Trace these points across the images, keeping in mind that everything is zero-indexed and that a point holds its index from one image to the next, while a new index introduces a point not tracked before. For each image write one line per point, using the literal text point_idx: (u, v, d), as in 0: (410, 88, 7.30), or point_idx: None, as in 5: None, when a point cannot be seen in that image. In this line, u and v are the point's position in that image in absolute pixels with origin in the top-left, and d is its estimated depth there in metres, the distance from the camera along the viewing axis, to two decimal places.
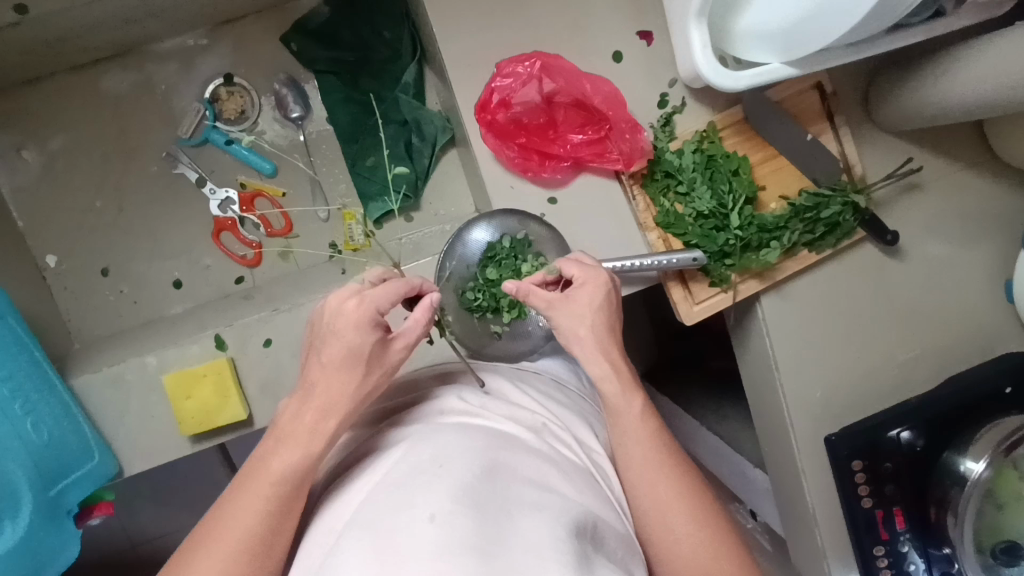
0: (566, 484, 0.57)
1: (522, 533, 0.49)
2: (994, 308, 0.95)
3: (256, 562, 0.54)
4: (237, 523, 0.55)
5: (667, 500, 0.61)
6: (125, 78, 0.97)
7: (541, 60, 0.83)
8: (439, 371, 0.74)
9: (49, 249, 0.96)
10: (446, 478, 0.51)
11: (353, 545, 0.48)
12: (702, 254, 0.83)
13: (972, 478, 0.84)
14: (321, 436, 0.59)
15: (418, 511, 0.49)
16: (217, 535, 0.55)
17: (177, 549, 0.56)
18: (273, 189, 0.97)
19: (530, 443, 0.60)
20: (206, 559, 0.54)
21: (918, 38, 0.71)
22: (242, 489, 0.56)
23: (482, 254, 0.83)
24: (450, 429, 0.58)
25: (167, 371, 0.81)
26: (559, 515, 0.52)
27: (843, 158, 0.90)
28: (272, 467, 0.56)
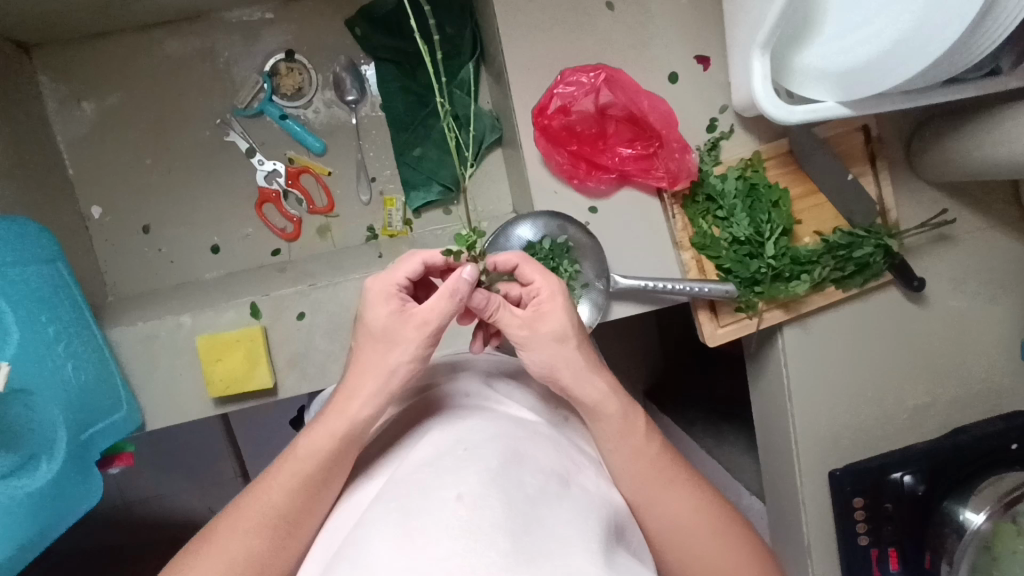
0: (587, 480, 0.59)
1: (545, 521, 0.51)
2: (1009, 365, 0.97)
3: (282, 537, 0.56)
4: (268, 496, 0.57)
5: (672, 500, 0.62)
6: (189, 42, 0.99)
7: (605, 72, 0.84)
8: (460, 355, 0.75)
9: (95, 201, 0.98)
10: (475, 463, 0.52)
11: (378, 522, 0.50)
12: (734, 287, 0.86)
13: (971, 527, 0.86)
14: (346, 419, 0.58)
15: (445, 493, 0.50)
16: (249, 502, 0.57)
17: (216, 515, 0.58)
18: (320, 167, 0.99)
19: (553, 437, 0.61)
20: (239, 528, 0.56)
21: (973, 93, 0.73)
22: (279, 468, 0.58)
23: (522, 251, 0.86)
24: (475, 416, 0.59)
25: (201, 333, 0.83)
26: (583, 510, 0.54)
27: (879, 201, 0.92)
28: (306, 452, 0.57)
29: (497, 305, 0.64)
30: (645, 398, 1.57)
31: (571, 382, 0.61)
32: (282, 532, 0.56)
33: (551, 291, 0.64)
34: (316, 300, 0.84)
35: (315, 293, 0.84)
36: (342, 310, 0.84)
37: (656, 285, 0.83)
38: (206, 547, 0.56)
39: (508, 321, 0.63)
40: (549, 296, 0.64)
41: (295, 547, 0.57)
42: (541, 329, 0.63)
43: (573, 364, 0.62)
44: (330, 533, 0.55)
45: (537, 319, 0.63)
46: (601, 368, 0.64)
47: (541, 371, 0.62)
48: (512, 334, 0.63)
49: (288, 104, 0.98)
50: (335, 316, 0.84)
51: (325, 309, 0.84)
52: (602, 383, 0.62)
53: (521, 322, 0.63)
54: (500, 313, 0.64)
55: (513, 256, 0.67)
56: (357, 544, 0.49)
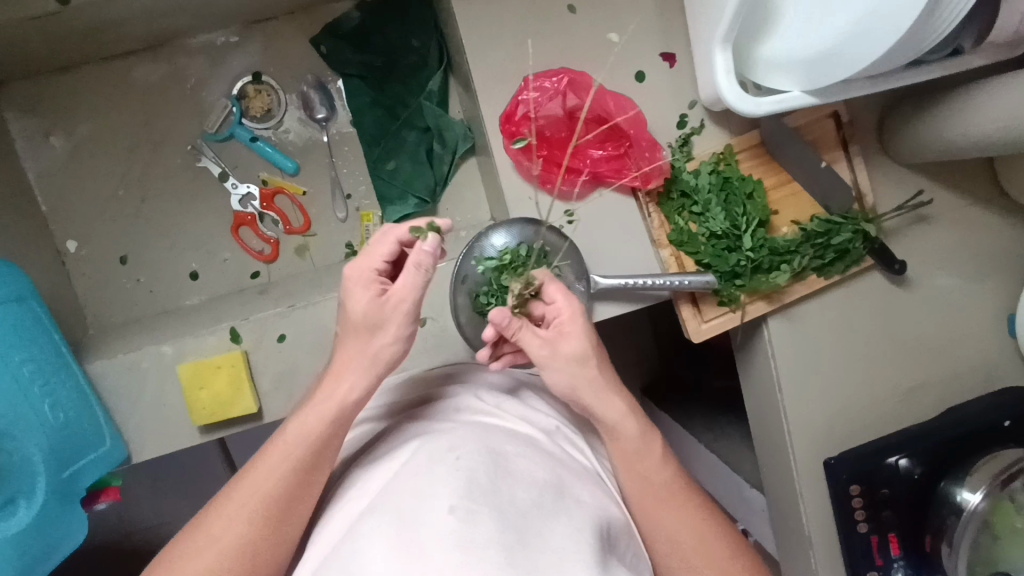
0: (580, 487, 0.59)
1: (541, 531, 0.51)
2: (998, 340, 0.97)
3: (276, 526, 0.58)
4: (259, 483, 0.59)
5: (668, 516, 0.64)
6: (156, 70, 0.98)
7: (568, 76, 0.84)
8: (454, 369, 0.77)
9: (71, 235, 0.97)
10: (469, 471, 0.52)
11: (372, 531, 0.50)
12: (713, 277, 0.85)
13: (968, 508, 0.86)
14: (335, 403, 0.62)
15: (439, 502, 0.50)
16: (236, 492, 0.59)
17: (202, 509, 0.60)
18: (294, 187, 0.98)
19: (542, 442, 0.62)
20: (230, 517, 0.58)
21: (937, 74, 0.73)
22: (268, 456, 0.61)
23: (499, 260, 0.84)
24: (465, 425, 0.60)
25: (182, 360, 0.82)
26: (577, 519, 0.54)
27: (855, 186, 0.92)
28: (294, 434, 0.61)
29: (518, 327, 0.66)
30: (641, 395, 1.57)
31: (593, 400, 0.65)
32: (272, 521, 0.58)
33: (572, 312, 0.68)
34: (296, 321, 0.84)
35: (294, 314, 0.83)
36: (322, 330, 0.84)
37: (638, 284, 0.82)
38: (197, 538, 0.58)
39: (530, 340, 0.66)
40: (570, 317, 0.67)
41: (285, 540, 0.58)
42: (563, 347, 0.66)
43: (592, 386, 0.65)
44: (321, 545, 0.55)
45: (559, 338, 0.66)
46: (621, 390, 0.67)
47: (564, 385, 0.66)
48: (535, 353, 0.66)
49: (258, 126, 0.98)
50: (316, 335, 0.84)
51: (306, 330, 0.84)
52: (620, 403, 0.66)
53: (541, 340, 0.66)
54: (522, 332, 0.66)
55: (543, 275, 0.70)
56: (351, 555, 0.49)
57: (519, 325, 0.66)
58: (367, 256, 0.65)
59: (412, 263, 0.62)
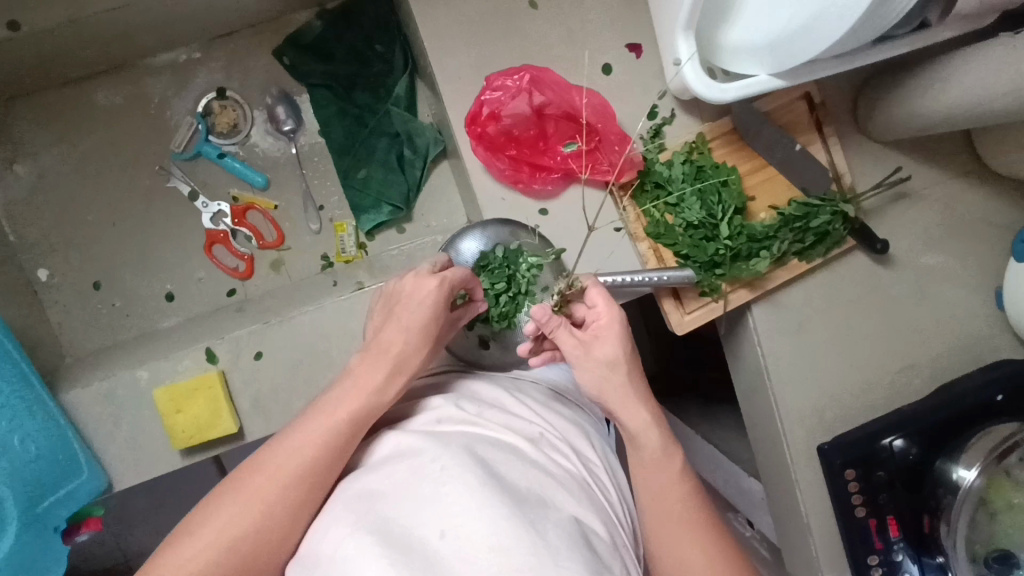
0: (574, 496, 0.58)
1: (533, 547, 0.50)
2: (986, 315, 0.96)
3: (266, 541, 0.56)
4: (252, 492, 0.57)
5: (689, 540, 0.60)
6: (118, 92, 0.97)
7: (529, 73, 0.83)
8: (438, 380, 0.74)
9: (41, 263, 0.96)
10: (455, 490, 0.52)
11: (354, 551, 0.50)
12: (692, 273, 0.84)
13: (965, 486, 0.85)
14: (337, 418, 0.61)
15: (429, 528, 0.51)
16: (226, 507, 0.57)
17: (183, 524, 0.57)
18: (265, 202, 0.97)
19: (535, 450, 0.61)
20: (219, 533, 0.56)
21: (905, 49, 0.71)
22: (260, 470, 0.59)
23: (475, 262, 0.83)
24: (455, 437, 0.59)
25: (158, 385, 0.81)
26: (571, 531, 0.53)
27: (832, 167, 0.91)
28: (292, 448, 0.59)
29: (556, 324, 0.69)
30: None
31: (617, 407, 0.66)
32: (263, 539, 0.56)
33: (610, 318, 0.68)
34: (273, 336, 0.83)
35: (272, 331, 0.82)
36: (299, 344, 0.83)
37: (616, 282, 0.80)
38: (181, 554, 0.55)
39: (566, 340, 0.68)
40: (608, 322, 0.68)
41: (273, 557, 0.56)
42: (596, 350, 0.67)
43: (618, 391, 0.66)
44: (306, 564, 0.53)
45: (593, 342, 0.67)
46: (647, 400, 0.67)
47: (593, 392, 0.67)
48: (568, 353, 0.68)
49: (224, 142, 0.97)
50: (295, 351, 0.83)
51: (283, 346, 0.83)
52: (644, 413, 0.65)
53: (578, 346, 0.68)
54: (558, 331, 0.68)
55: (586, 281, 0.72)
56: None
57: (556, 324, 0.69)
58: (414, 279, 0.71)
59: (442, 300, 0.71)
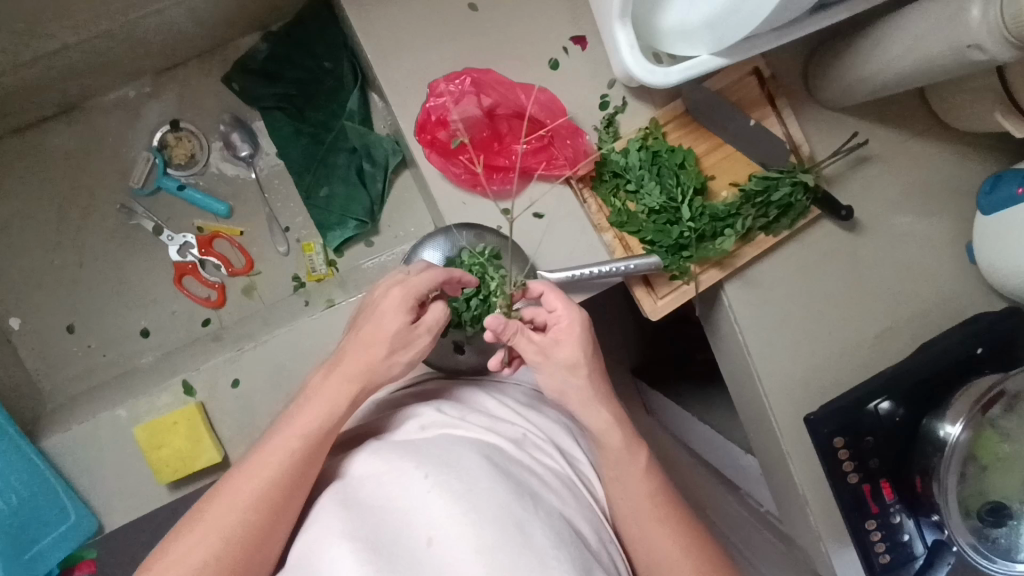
0: (557, 495, 0.59)
1: (519, 543, 0.51)
2: (958, 270, 0.96)
3: (246, 550, 0.55)
4: (222, 514, 0.56)
5: (655, 535, 0.63)
6: (73, 134, 0.97)
7: (471, 76, 0.83)
8: (418, 389, 0.74)
9: (13, 312, 0.96)
10: (441, 493, 0.53)
11: (342, 557, 0.50)
12: (658, 259, 0.84)
13: (950, 441, 0.85)
14: (316, 417, 0.61)
15: (418, 532, 0.52)
16: (207, 518, 0.56)
17: (163, 538, 0.57)
18: (230, 229, 0.97)
19: (518, 449, 0.62)
20: (198, 543, 0.55)
21: (842, 16, 0.72)
22: (240, 477, 0.58)
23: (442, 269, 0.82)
24: (439, 441, 0.60)
25: (138, 422, 0.81)
26: (558, 527, 0.55)
27: (789, 139, 0.91)
28: (271, 451, 0.59)
29: (514, 331, 0.69)
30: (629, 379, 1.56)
31: (581, 408, 0.68)
32: (237, 559, 0.55)
33: (570, 321, 0.69)
34: (248, 362, 0.83)
35: (248, 356, 0.83)
36: (274, 368, 0.83)
37: (585, 274, 0.82)
38: (161, 565, 0.54)
39: (525, 346, 0.69)
40: (568, 326, 0.68)
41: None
42: (557, 354, 0.68)
43: (579, 391, 0.68)
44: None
45: (553, 346, 0.69)
46: (609, 401, 0.68)
47: (555, 392, 0.69)
48: (527, 358, 0.69)
49: (183, 174, 0.97)
50: (271, 374, 0.83)
51: (259, 371, 0.83)
52: (605, 413, 0.67)
53: (537, 349, 0.69)
54: (517, 338, 0.69)
55: (542, 284, 0.71)
56: None
57: (514, 330, 0.69)
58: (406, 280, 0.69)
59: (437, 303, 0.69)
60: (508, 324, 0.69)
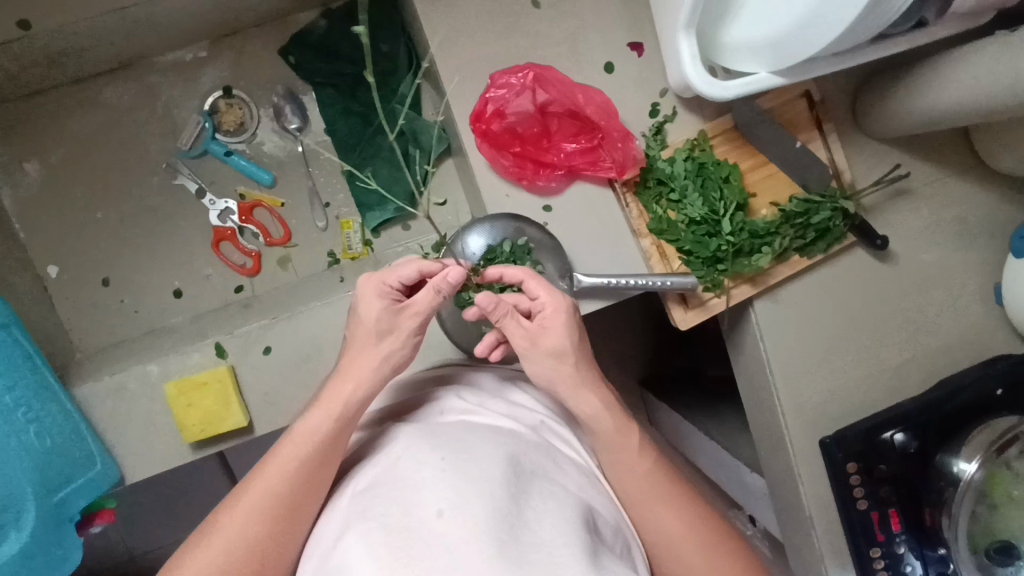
0: (568, 484, 0.60)
1: (528, 526, 0.52)
2: (985, 310, 0.97)
3: (285, 520, 0.60)
4: (236, 529, 0.59)
5: (659, 511, 0.64)
6: (127, 91, 0.98)
7: (534, 71, 0.84)
8: (438, 373, 0.76)
9: (51, 260, 0.97)
10: (454, 473, 0.54)
11: (357, 535, 0.51)
12: (695, 281, 0.85)
13: (965, 478, 0.87)
14: (340, 402, 0.65)
15: (427, 508, 0.51)
16: (249, 493, 0.61)
17: (212, 512, 0.62)
18: (271, 200, 0.98)
19: (529, 438, 0.63)
20: (241, 517, 0.60)
21: (903, 48, 0.73)
22: (276, 456, 0.63)
23: (482, 256, 0.84)
24: (451, 428, 0.61)
25: (168, 379, 0.82)
26: (567, 513, 0.55)
27: (832, 164, 0.92)
28: (300, 433, 0.63)
29: (505, 312, 0.68)
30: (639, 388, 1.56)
31: (572, 397, 0.67)
32: (276, 530, 0.60)
33: (556, 307, 0.69)
34: (280, 332, 0.84)
35: (282, 326, 0.84)
36: (306, 340, 0.84)
37: (620, 283, 0.83)
38: (214, 533, 0.60)
39: (513, 329, 0.68)
40: (554, 312, 0.69)
41: (288, 543, 0.60)
42: (542, 343, 0.68)
43: (571, 380, 0.67)
44: (313, 559, 0.56)
45: (541, 332, 0.68)
46: (597, 385, 0.68)
47: (542, 382, 0.68)
48: (514, 341, 0.68)
49: (232, 140, 0.98)
50: (301, 346, 0.84)
51: (292, 342, 0.84)
52: (595, 398, 0.67)
53: (525, 335, 0.68)
54: (505, 319, 0.68)
55: (520, 273, 0.71)
56: (339, 561, 0.50)
57: (504, 311, 0.68)
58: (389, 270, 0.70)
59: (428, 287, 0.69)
60: (499, 304, 0.68)
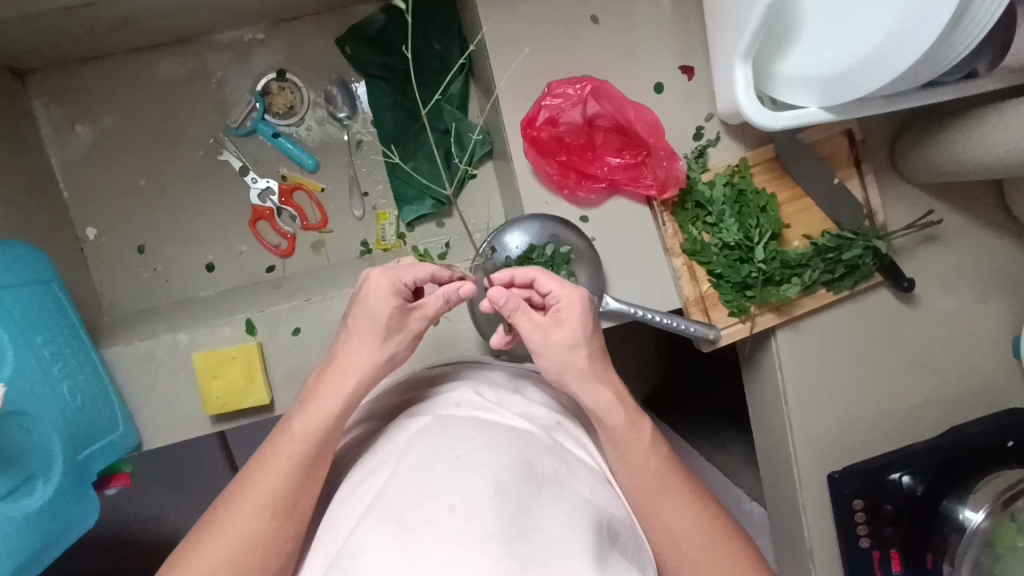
0: (579, 486, 0.60)
1: (539, 525, 0.52)
2: (1002, 362, 0.98)
3: (287, 514, 0.58)
4: (235, 524, 0.58)
5: (669, 510, 0.64)
6: (182, 64, 1.00)
7: (591, 84, 0.86)
8: (451, 367, 0.76)
9: (90, 223, 0.98)
10: (467, 470, 0.54)
11: (372, 523, 0.52)
12: (718, 335, 0.86)
13: (970, 526, 0.86)
14: (338, 398, 0.63)
15: (440, 502, 0.52)
16: (247, 489, 0.59)
17: (210, 508, 0.60)
18: (312, 184, 0.99)
19: (542, 438, 0.63)
20: (241, 513, 0.58)
21: (951, 96, 0.74)
22: (273, 451, 0.61)
23: (522, 253, 0.86)
24: (467, 422, 0.61)
25: (196, 350, 0.83)
26: (577, 515, 0.55)
27: (866, 203, 0.94)
28: (297, 427, 0.61)
29: (518, 307, 0.67)
30: None
31: (577, 391, 0.66)
32: (277, 524, 0.58)
33: (571, 300, 0.68)
34: (311, 314, 0.84)
35: (313, 308, 0.84)
36: (335, 325, 0.85)
37: (644, 316, 0.81)
38: (213, 529, 0.58)
39: (526, 323, 0.68)
40: (569, 305, 0.68)
41: (290, 537, 0.58)
42: (555, 335, 0.67)
43: (580, 375, 0.66)
44: (326, 541, 0.56)
45: (554, 325, 0.67)
46: (608, 380, 0.67)
47: (552, 376, 0.67)
48: (528, 336, 0.68)
49: (280, 123, 1.00)
50: (330, 330, 0.85)
51: (321, 325, 0.85)
52: (608, 392, 0.66)
53: (538, 330, 0.67)
54: (518, 314, 0.67)
55: (531, 270, 0.70)
56: (353, 546, 0.51)
57: (516, 304, 0.68)
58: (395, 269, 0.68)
59: (443, 293, 0.69)
60: (512, 297, 0.68)
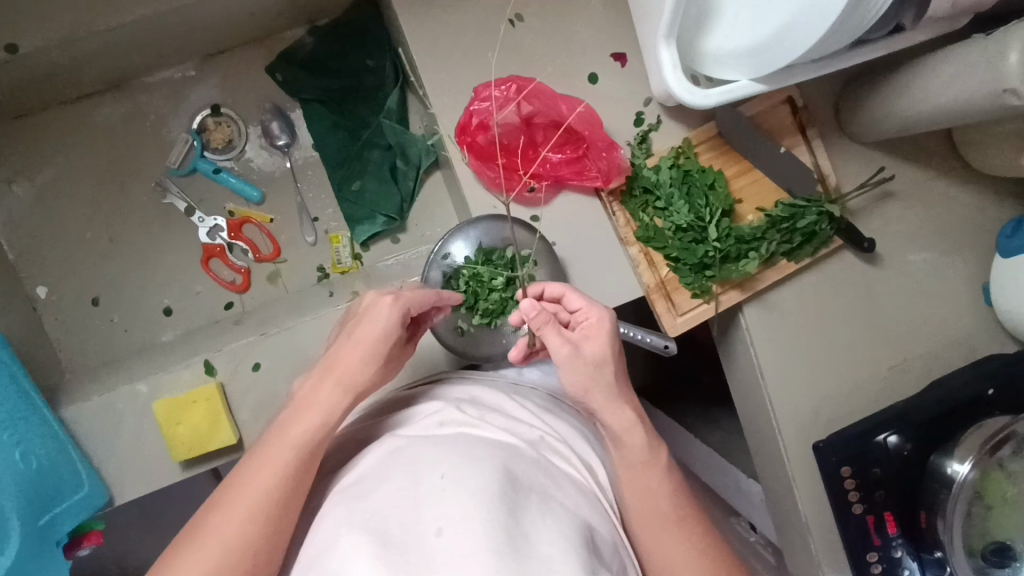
0: (569, 495, 0.59)
1: (530, 539, 0.51)
2: (974, 310, 0.97)
3: (272, 522, 0.57)
4: (220, 531, 0.56)
5: (666, 532, 0.64)
6: (116, 110, 0.99)
7: (516, 83, 0.85)
8: (435, 384, 0.75)
9: (40, 281, 0.97)
10: (454, 486, 0.53)
11: (356, 545, 0.50)
12: (674, 345, 0.79)
13: (959, 479, 0.85)
14: (324, 410, 0.64)
15: (428, 525, 0.51)
16: (235, 496, 0.58)
17: (191, 521, 0.59)
18: (261, 216, 0.99)
19: (530, 449, 0.62)
20: (227, 520, 0.57)
21: (880, 53, 0.73)
22: (262, 456, 0.60)
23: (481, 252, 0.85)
24: (454, 438, 0.60)
25: (157, 398, 0.82)
26: (567, 526, 0.54)
27: (817, 168, 0.93)
28: (292, 432, 0.61)
29: (547, 321, 0.66)
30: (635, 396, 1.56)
31: (601, 407, 0.67)
32: (261, 531, 0.56)
33: (599, 315, 0.68)
34: (270, 347, 0.84)
35: (270, 341, 0.83)
36: (295, 354, 0.84)
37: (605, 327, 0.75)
38: (195, 540, 0.56)
39: (555, 338, 0.66)
40: (597, 319, 0.68)
41: (273, 547, 0.57)
42: (586, 350, 0.67)
43: (605, 391, 0.67)
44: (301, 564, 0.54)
45: (583, 339, 0.67)
46: (630, 401, 0.69)
47: (578, 390, 0.68)
48: (557, 352, 0.66)
49: (220, 158, 0.99)
50: (292, 360, 0.84)
51: (281, 357, 0.84)
52: (630, 413, 0.67)
53: (568, 347, 0.66)
54: (547, 329, 0.66)
55: (561, 286, 0.72)
56: (334, 573, 0.49)
57: (545, 319, 0.66)
58: (411, 298, 0.70)
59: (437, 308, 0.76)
60: (542, 311, 0.66)
